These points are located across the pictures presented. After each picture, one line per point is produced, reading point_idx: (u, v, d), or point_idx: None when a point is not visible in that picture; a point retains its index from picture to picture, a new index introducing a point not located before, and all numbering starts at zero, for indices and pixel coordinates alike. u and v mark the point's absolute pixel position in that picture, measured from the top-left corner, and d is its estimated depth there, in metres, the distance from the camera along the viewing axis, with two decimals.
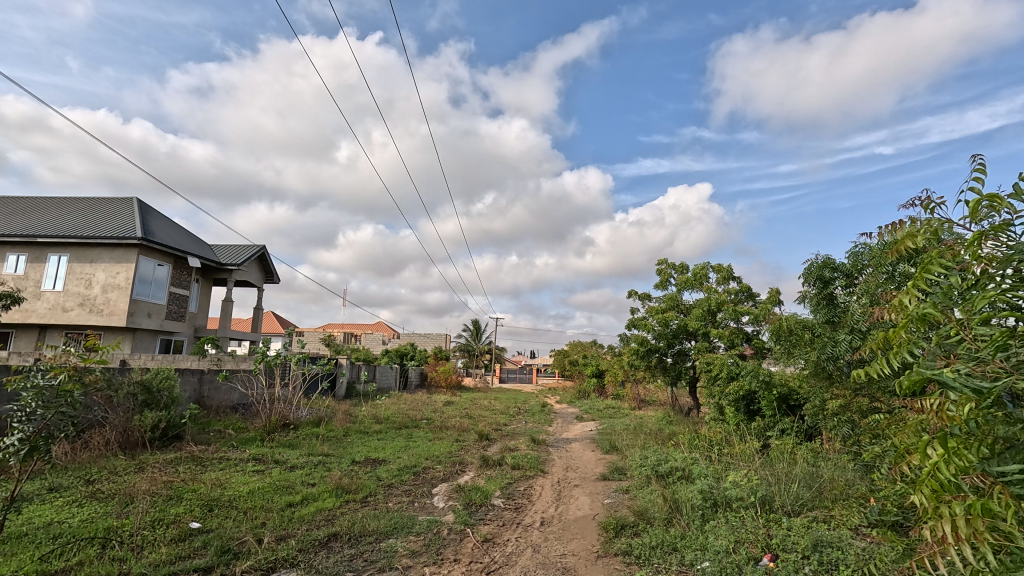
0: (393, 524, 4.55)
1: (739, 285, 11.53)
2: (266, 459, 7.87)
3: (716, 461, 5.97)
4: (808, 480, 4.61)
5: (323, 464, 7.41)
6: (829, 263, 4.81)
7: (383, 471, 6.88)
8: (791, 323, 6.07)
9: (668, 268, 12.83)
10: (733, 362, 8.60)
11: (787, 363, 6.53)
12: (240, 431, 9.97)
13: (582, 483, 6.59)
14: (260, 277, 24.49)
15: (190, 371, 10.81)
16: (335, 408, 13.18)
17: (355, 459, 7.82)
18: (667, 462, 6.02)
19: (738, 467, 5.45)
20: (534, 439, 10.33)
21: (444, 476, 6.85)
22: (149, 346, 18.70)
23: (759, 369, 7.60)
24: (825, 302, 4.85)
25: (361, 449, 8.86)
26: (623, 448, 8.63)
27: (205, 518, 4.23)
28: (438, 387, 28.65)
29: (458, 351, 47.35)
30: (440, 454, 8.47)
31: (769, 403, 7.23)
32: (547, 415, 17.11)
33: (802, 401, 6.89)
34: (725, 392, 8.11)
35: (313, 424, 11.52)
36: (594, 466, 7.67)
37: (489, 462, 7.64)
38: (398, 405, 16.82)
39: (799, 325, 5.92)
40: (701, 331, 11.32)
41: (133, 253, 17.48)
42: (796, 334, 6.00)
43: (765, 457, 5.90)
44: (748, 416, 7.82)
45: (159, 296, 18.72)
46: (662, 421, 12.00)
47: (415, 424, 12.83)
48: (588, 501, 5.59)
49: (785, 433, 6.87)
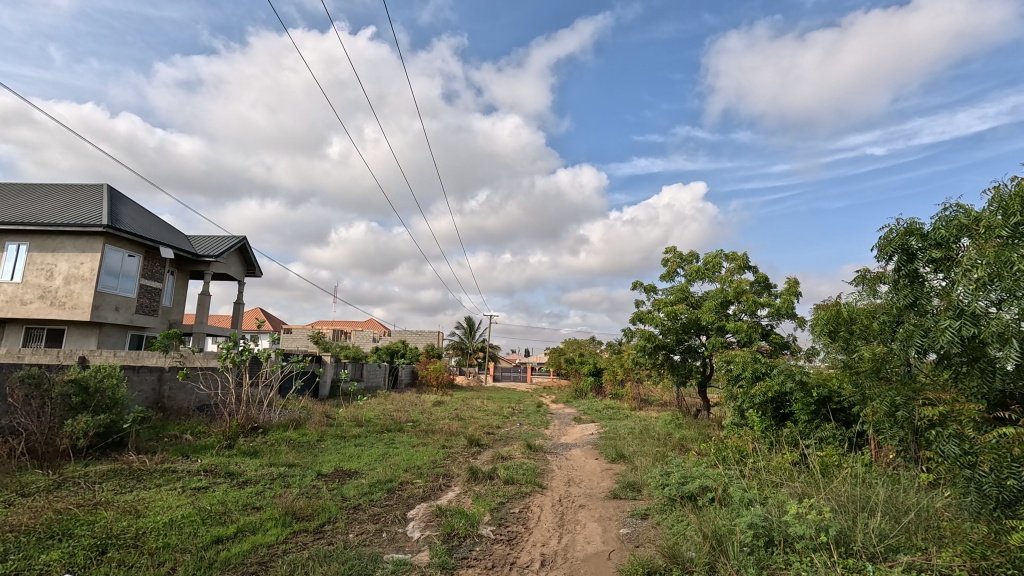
0: (345, 570, 3.43)
1: (757, 275, 10.52)
2: (220, 471, 6.75)
3: (756, 478, 4.96)
4: (893, 512, 3.57)
5: (283, 478, 6.32)
6: (915, 229, 3.76)
7: (350, 488, 5.77)
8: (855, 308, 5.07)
9: (676, 258, 11.77)
10: (756, 357, 7.55)
11: (838, 357, 5.59)
12: (199, 436, 8.85)
13: (588, 503, 5.53)
14: (241, 271, 23.30)
15: (146, 368, 9.68)
16: (313, 409, 12.08)
17: (322, 471, 6.72)
18: (696, 475, 4.98)
19: (786, 488, 4.43)
20: (530, 445, 9.24)
21: (424, 494, 5.73)
22: (117, 342, 17.48)
23: (794, 367, 6.62)
24: (908, 281, 3.84)
25: (333, 459, 7.77)
26: (632, 458, 7.61)
27: (87, 568, 3.12)
28: (428, 387, 27.50)
29: (450, 349, 46.19)
30: (423, 464, 7.38)
31: (805, 407, 6.23)
32: (542, 416, 16.04)
33: (848, 404, 5.89)
34: (749, 393, 7.10)
35: (285, 427, 10.42)
36: (600, 480, 6.61)
37: (478, 474, 6.56)
38: (383, 405, 15.73)
39: (869, 311, 4.92)
40: (715, 326, 10.33)
41: (99, 243, 16.24)
42: (858, 324, 4.98)
43: (813, 475, 4.89)
44: (778, 421, 6.81)
45: (128, 289, 17.51)
46: (669, 424, 10.97)
47: (399, 427, 11.71)
48: (598, 531, 4.54)
49: (826, 441, 5.97)
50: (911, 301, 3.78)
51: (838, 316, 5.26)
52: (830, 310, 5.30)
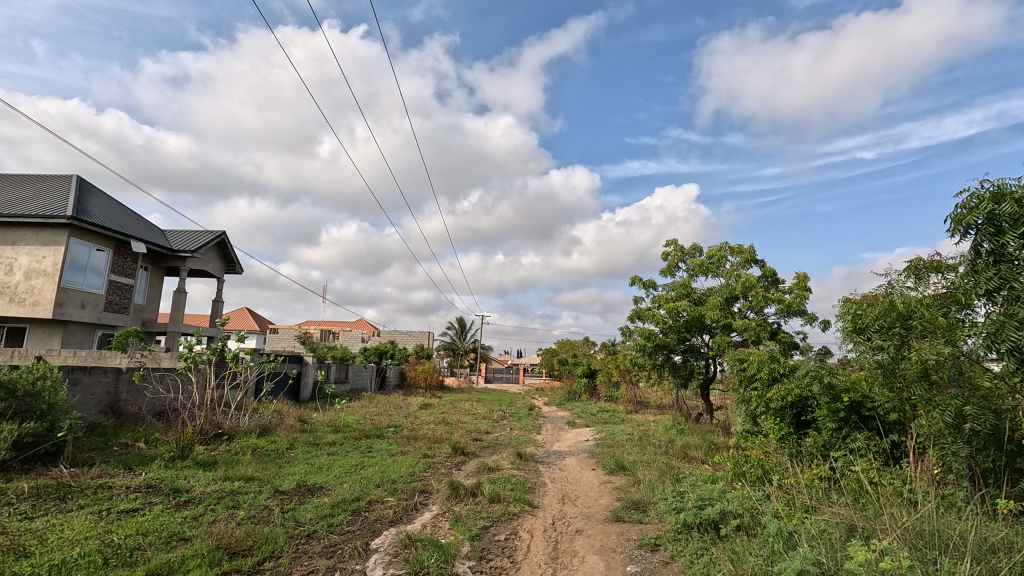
0: None
1: (765, 269, 9.80)
2: (163, 487, 5.90)
3: (790, 504, 4.17)
4: (981, 552, 2.82)
5: (233, 496, 5.49)
6: (1009, 193, 3.00)
7: (307, 509, 4.93)
8: (908, 301, 4.32)
9: (676, 251, 11.01)
10: (773, 356, 6.75)
11: (877, 360, 4.81)
12: (152, 446, 7.98)
13: (587, 528, 4.72)
14: (220, 267, 22.32)
15: (99, 369, 8.80)
16: (286, 413, 11.20)
17: (280, 488, 5.87)
18: (716, 495, 4.18)
19: (835, 516, 3.67)
20: (520, 453, 8.42)
21: (395, 517, 4.89)
22: (84, 341, 16.52)
23: (817, 367, 5.87)
24: (993, 261, 3.11)
25: (298, 471, 6.92)
26: (632, 469, 6.84)
27: None
28: (416, 388, 26.66)
29: (441, 350, 45.27)
30: (399, 477, 6.56)
31: (831, 415, 5.45)
32: (534, 420, 15.22)
33: (883, 412, 5.15)
34: (764, 397, 6.33)
35: (254, 433, 9.56)
36: (599, 497, 5.81)
37: (460, 490, 5.72)
38: (365, 408, 14.86)
39: (926, 303, 4.18)
40: (721, 323, 9.58)
41: (63, 235, 15.26)
42: (910, 321, 4.22)
43: (855, 502, 4.14)
44: (798, 428, 6.07)
45: (95, 285, 16.55)
46: (671, 429, 10.20)
47: (380, 432, 10.87)
48: (599, 567, 3.76)
49: (858, 453, 5.18)
50: (998, 285, 3.05)
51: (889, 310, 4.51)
52: (874, 304, 4.54)
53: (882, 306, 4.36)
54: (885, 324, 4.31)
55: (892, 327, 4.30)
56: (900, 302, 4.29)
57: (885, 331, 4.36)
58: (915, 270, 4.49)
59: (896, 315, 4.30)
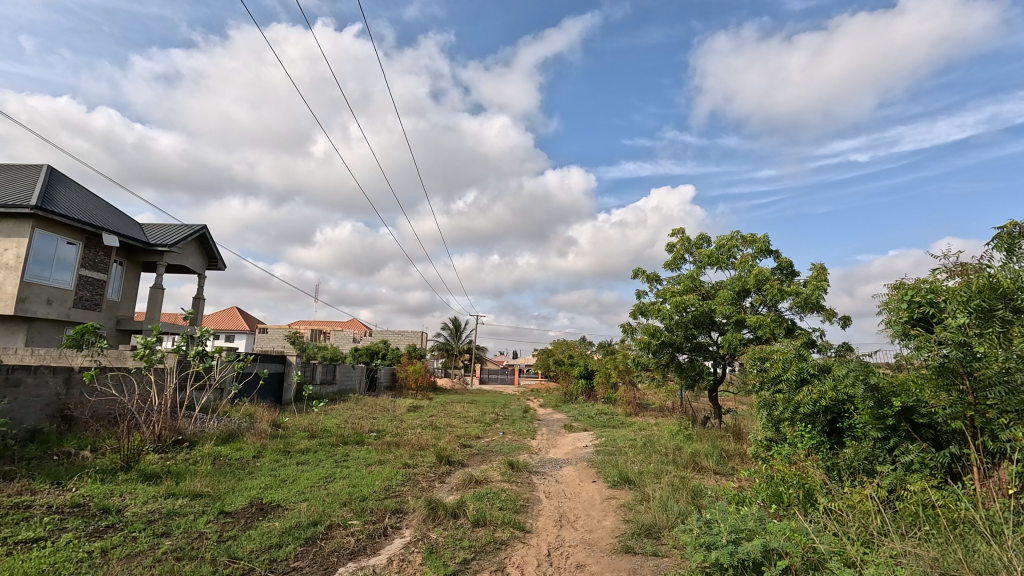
0: None
1: (780, 260, 8.99)
2: (90, 507, 5.00)
3: (848, 540, 3.32)
4: None
5: (166, 521, 4.59)
6: None
7: (249, 539, 4.05)
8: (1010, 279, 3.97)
9: (683, 242, 10.19)
10: (800, 354, 5.91)
11: (942, 356, 4.03)
12: (97, 454, 7.07)
13: (589, 562, 3.86)
14: (201, 263, 21.35)
15: (46, 368, 7.86)
16: (258, 417, 10.29)
17: (227, 508, 4.98)
18: (754, 526, 3.30)
19: (921, 564, 2.88)
20: (512, 462, 7.57)
21: (356, 548, 4.03)
22: (51, 339, 15.53)
23: (856, 365, 5.05)
24: None
25: (257, 485, 6.03)
26: (639, 483, 6.01)
27: None
28: (407, 390, 25.69)
29: (435, 351, 44.32)
30: (372, 493, 5.71)
31: (875, 424, 4.59)
32: (528, 423, 14.36)
33: (941, 422, 4.31)
34: (792, 400, 5.50)
35: (219, 440, 8.65)
36: (601, 519, 4.96)
37: (438, 511, 4.85)
38: (350, 411, 13.97)
39: None
40: (733, 319, 8.71)
41: (27, 226, 14.31)
42: (1016, 302, 3.89)
43: (930, 542, 3.30)
44: (833, 438, 5.23)
45: (64, 280, 15.60)
46: (678, 435, 9.34)
47: (360, 438, 9.97)
48: None
49: (909, 469, 4.35)
50: None
51: (980, 291, 3.91)
52: (963, 285, 4.05)
53: (977, 285, 3.93)
54: (984, 307, 3.86)
55: (991, 310, 3.86)
56: (1003, 280, 3.91)
57: (981, 315, 3.89)
58: (1006, 240, 4.28)
59: (996, 294, 3.87)
